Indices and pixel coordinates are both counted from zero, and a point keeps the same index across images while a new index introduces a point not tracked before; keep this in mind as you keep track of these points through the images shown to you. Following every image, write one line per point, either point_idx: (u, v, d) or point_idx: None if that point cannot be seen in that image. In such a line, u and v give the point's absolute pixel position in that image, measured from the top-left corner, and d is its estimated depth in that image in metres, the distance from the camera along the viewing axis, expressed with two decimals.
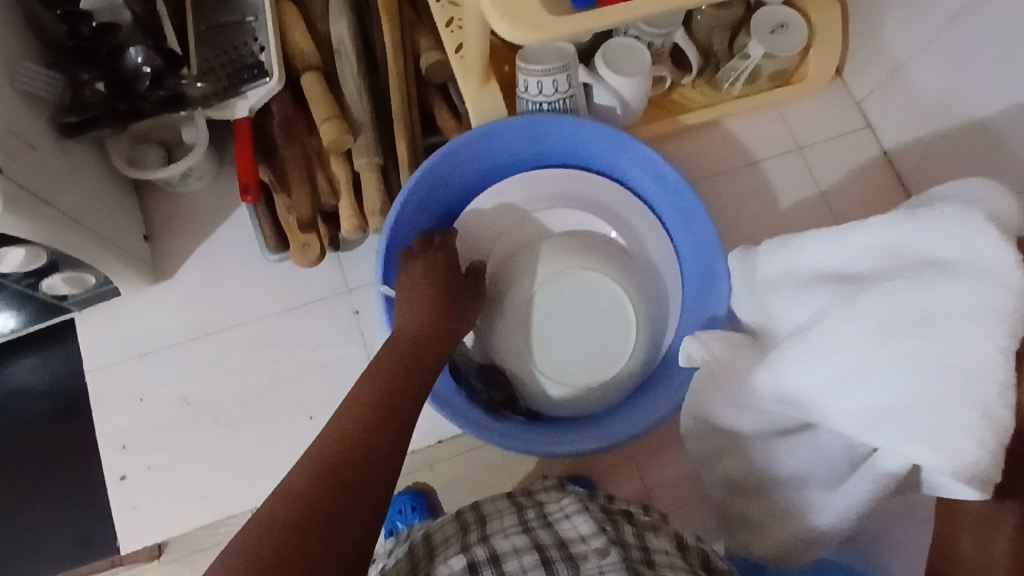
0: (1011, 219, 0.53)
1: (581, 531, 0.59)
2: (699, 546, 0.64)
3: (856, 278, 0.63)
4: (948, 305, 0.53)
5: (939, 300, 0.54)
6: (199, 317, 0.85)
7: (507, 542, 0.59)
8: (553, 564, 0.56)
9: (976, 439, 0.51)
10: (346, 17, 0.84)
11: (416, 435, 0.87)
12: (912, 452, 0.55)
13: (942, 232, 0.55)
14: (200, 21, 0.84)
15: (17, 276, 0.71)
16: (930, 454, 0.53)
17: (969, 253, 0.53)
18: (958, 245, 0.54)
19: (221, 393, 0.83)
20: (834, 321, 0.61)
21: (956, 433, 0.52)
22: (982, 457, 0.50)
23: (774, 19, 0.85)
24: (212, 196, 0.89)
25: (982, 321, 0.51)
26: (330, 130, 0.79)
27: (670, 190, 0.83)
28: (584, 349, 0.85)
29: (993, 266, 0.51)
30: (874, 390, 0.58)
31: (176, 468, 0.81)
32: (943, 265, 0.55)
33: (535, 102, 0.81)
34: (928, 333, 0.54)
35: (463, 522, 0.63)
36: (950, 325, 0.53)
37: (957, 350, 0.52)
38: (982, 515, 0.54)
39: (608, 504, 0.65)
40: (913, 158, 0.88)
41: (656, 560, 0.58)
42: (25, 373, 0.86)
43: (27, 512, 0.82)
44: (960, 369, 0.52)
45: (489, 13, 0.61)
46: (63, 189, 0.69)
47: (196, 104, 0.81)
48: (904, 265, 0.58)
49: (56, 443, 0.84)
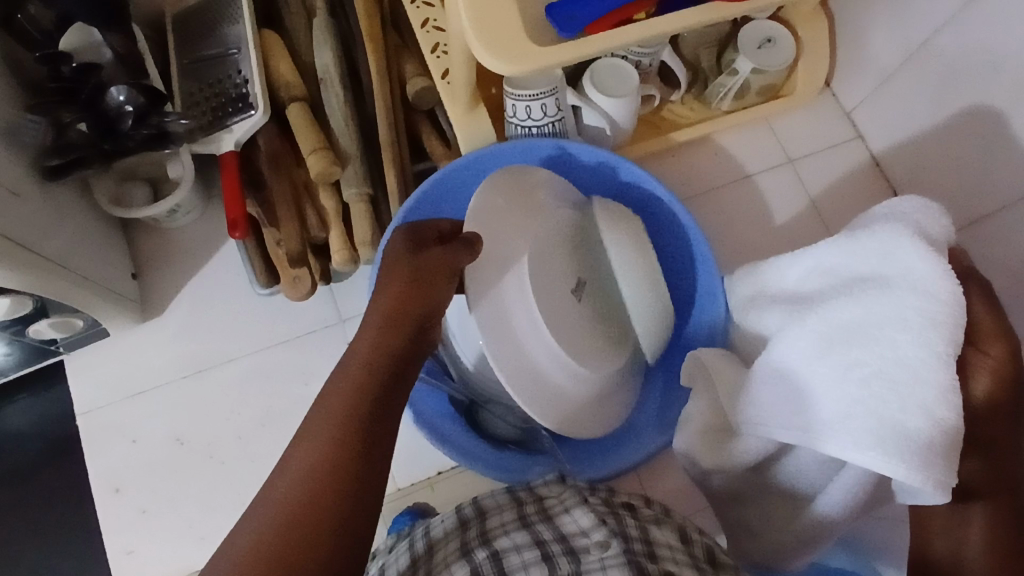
0: (937, 234, 0.57)
1: (582, 525, 0.60)
2: (701, 539, 0.65)
3: (805, 298, 0.65)
4: (887, 316, 0.55)
5: (877, 312, 0.56)
6: (191, 353, 0.84)
7: (507, 539, 0.60)
8: (555, 559, 0.57)
9: (923, 446, 0.51)
10: (331, 46, 0.83)
11: (417, 463, 0.86)
12: (852, 454, 0.55)
13: (878, 250, 0.58)
14: (184, 56, 0.85)
15: (3, 323, 0.70)
16: (878, 462, 0.53)
17: (902, 268, 0.55)
18: (893, 260, 0.56)
19: (214, 430, 0.81)
20: (788, 339, 0.62)
21: (900, 439, 0.52)
22: (948, 467, 0.51)
23: (760, 34, 0.85)
24: (200, 230, 0.88)
25: (921, 328, 0.53)
26: (318, 162, 0.78)
27: (652, 210, 0.84)
28: (605, 363, 0.72)
29: (923, 278, 0.54)
30: (822, 399, 0.58)
31: (170, 509, 0.79)
32: (882, 279, 0.57)
33: (524, 127, 0.81)
34: (871, 345, 0.55)
35: (463, 516, 0.65)
36: (882, 335, 0.55)
37: (900, 360, 0.53)
38: (950, 515, 0.55)
39: (609, 497, 0.66)
40: (903, 166, 0.87)
41: (658, 553, 0.59)
42: (19, 416, 0.85)
43: (23, 559, 0.81)
44: (900, 379, 0.53)
45: (477, 46, 0.60)
46: (48, 235, 0.68)
47: (181, 139, 0.79)
48: (848, 282, 0.60)
49: (50, 487, 0.82)
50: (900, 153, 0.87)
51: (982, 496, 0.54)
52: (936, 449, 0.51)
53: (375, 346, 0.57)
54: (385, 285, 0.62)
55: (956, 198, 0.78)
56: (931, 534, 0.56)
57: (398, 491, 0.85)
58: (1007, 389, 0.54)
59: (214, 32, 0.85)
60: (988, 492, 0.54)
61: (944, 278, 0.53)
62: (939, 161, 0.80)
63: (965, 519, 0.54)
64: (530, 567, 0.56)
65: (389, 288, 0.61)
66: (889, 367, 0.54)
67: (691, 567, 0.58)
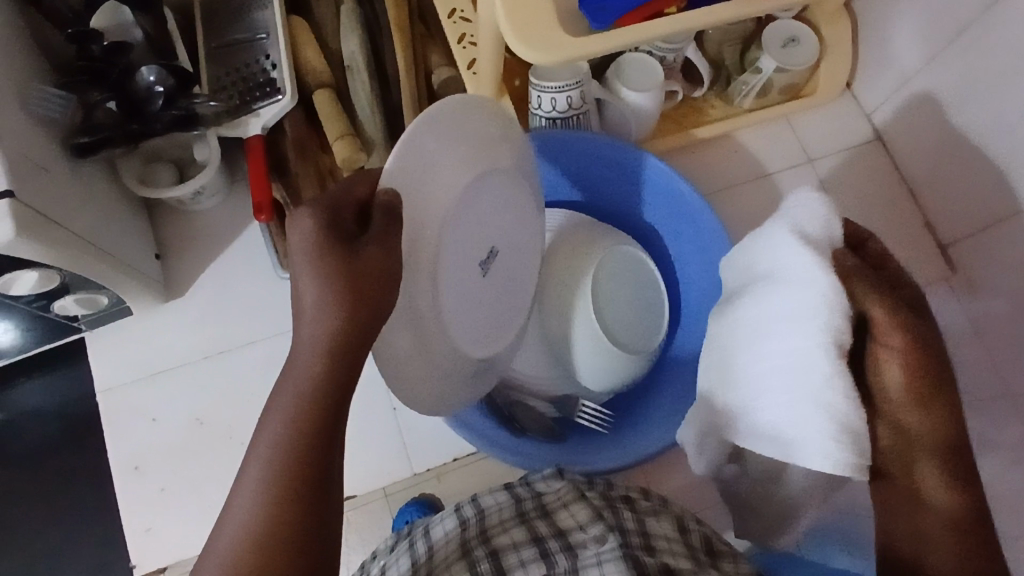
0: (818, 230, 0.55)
1: (579, 521, 0.62)
2: (699, 527, 0.66)
3: (731, 290, 0.66)
4: (778, 313, 0.56)
5: (771, 309, 0.57)
6: (212, 335, 0.84)
7: (503, 533, 0.62)
8: (553, 556, 0.59)
9: (827, 431, 0.53)
10: (358, 34, 0.84)
11: (432, 450, 0.86)
12: (784, 449, 0.57)
13: (771, 248, 0.58)
14: (211, 39, 0.85)
15: (29, 298, 0.70)
16: (797, 452, 0.56)
17: (786, 263, 0.56)
18: (781, 256, 0.57)
19: (234, 411, 0.82)
20: (717, 334, 0.65)
21: (808, 428, 0.54)
22: (848, 448, 0.52)
23: (784, 33, 0.85)
24: (223, 213, 0.89)
25: (804, 321, 0.54)
26: (343, 148, 0.79)
27: (653, 190, 0.85)
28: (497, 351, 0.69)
29: (802, 273, 0.54)
30: (742, 393, 0.61)
31: (189, 488, 0.79)
32: (775, 277, 0.57)
33: (547, 118, 0.82)
34: (770, 340, 0.57)
35: (463, 517, 0.63)
36: (776, 331, 0.57)
37: (792, 353, 0.55)
38: (910, 503, 0.56)
39: (608, 490, 0.67)
40: (924, 168, 0.87)
41: (656, 544, 0.60)
42: (38, 393, 0.85)
43: (40, 534, 0.81)
44: (797, 371, 0.55)
45: (506, 34, 0.61)
46: (76, 212, 0.69)
47: (208, 123, 0.80)
48: (753, 279, 0.61)
49: (69, 465, 0.83)
50: (922, 154, 0.87)
51: (945, 498, 0.55)
52: (834, 437, 0.53)
53: (316, 371, 0.44)
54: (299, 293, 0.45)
55: (981, 198, 0.78)
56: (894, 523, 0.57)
57: (412, 477, 0.85)
58: (920, 375, 0.53)
59: (241, 17, 0.85)
60: (950, 481, 0.55)
61: (816, 271, 0.53)
62: (960, 160, 0.80)
63: (930, 524, 0.55)
64: (529, 565, 0.59)
65: (315, 307, 0.44)
66: (786, 361, 0.56)
67: (687, 559, 0.60)
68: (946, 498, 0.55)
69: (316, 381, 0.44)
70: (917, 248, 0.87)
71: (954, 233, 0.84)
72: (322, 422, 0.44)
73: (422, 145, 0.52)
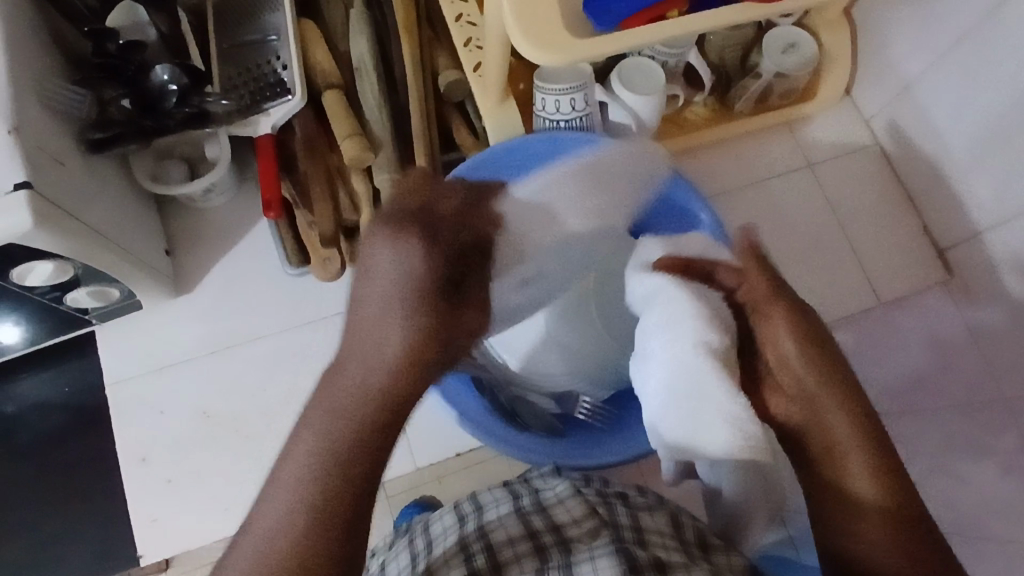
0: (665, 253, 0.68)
1: (573, 515, 0.62)
2: (693, 523, 0.66)
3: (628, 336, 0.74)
4: (654, 337, 0.64)
5: (648, 335, 0.65)
6: (219, 330, 0.86)
7: (498, 526, 0.63)
8: (547, 550, 0.59)
9: (722, 410, 0.59)
10: (366, 36, 0.86)
11: (434, 446, 0.87)
12: (702, 445, 0.62)
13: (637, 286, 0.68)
14: (223, 40, 0.87)
15: (43, 289, 0.72)
16: (713, 442, 0.61)
17: (648, 291, 0.66)
18: (641, 292, 0.67)
19: (240, 405, 0.83)
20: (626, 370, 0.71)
21: (712, 417, 0.60)
22: (744, 418, 0.59)
23: (785, 39, 0.87)
24: (232, 210, 0.90)
25: (675, 327, 0.62)
26: (353, 147, 0.81)
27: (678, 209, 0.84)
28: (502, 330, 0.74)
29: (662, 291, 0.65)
30: (654, 415, 0.66)
31: (196, 479, 0.81)
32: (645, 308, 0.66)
33: (552, 120, 0.83)
34: (653, 362, 0.64)
35: (462, 512, 0.67)
36: (656, 353, 0.64)
37: (674, 362, 0.62)
38: (840, 502, 0.51)
39: (604, 488, 0.67)
40: (922, 175, 0.88)
41: (649, 540, 0.59)
42: (46, 384, 0.87)
43: (45, 525, 0.82)
44: (683, 375, 0.61)
45: (512, 35, 0.63)
46: (90, 205, 0.70)
47: (220, 121, 0.82)
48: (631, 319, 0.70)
49: (76, 456, 0.84)
50: (919, 161, 0.88)
51: (872, 486, 0.49)
52: (729, 411, 0.59)
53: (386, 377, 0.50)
54: (375, 299, 0.51)
55: (979, 203, 0.79)
56: (830, 523, 0.51)
57: (414, 474, 0.86)
58: (811, 347, 0.54)
59: (251, 19, 0.87)
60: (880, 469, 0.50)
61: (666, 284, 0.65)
62: (958, 165, 0.82)
63: (860, 513, 0.49)
64: (523, 560, 0.59)
65: (390, 324, 0.51)
66: (672, 372, 0.62)
67: (679, 553, 0.59)
68: (874, 489, 0.49)
69: (377, 375, 0.50)
70: (913, 252, 0.89)
71: (951, 237, 0.86)
72: (374, 418, 0.50)
73: (564, 186, 0.73)
